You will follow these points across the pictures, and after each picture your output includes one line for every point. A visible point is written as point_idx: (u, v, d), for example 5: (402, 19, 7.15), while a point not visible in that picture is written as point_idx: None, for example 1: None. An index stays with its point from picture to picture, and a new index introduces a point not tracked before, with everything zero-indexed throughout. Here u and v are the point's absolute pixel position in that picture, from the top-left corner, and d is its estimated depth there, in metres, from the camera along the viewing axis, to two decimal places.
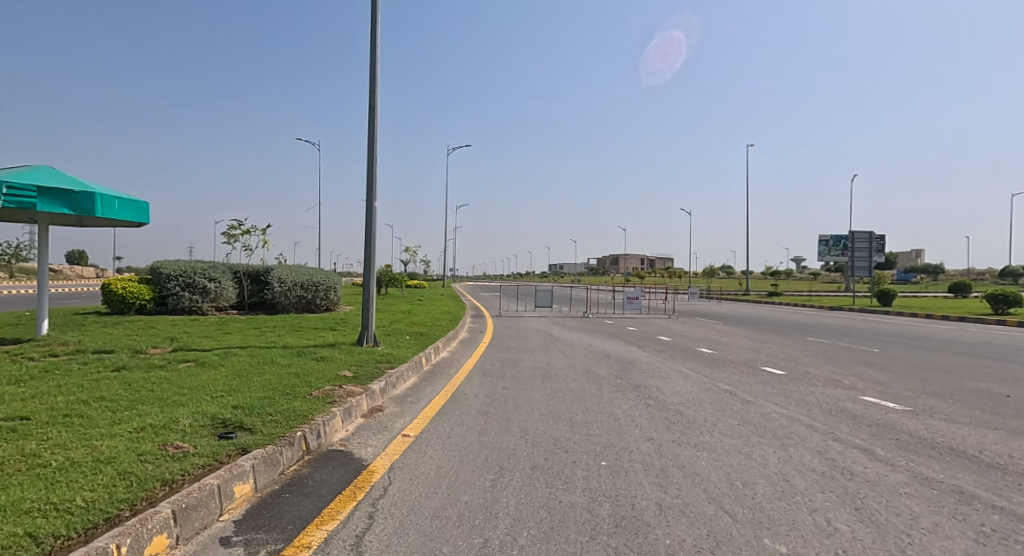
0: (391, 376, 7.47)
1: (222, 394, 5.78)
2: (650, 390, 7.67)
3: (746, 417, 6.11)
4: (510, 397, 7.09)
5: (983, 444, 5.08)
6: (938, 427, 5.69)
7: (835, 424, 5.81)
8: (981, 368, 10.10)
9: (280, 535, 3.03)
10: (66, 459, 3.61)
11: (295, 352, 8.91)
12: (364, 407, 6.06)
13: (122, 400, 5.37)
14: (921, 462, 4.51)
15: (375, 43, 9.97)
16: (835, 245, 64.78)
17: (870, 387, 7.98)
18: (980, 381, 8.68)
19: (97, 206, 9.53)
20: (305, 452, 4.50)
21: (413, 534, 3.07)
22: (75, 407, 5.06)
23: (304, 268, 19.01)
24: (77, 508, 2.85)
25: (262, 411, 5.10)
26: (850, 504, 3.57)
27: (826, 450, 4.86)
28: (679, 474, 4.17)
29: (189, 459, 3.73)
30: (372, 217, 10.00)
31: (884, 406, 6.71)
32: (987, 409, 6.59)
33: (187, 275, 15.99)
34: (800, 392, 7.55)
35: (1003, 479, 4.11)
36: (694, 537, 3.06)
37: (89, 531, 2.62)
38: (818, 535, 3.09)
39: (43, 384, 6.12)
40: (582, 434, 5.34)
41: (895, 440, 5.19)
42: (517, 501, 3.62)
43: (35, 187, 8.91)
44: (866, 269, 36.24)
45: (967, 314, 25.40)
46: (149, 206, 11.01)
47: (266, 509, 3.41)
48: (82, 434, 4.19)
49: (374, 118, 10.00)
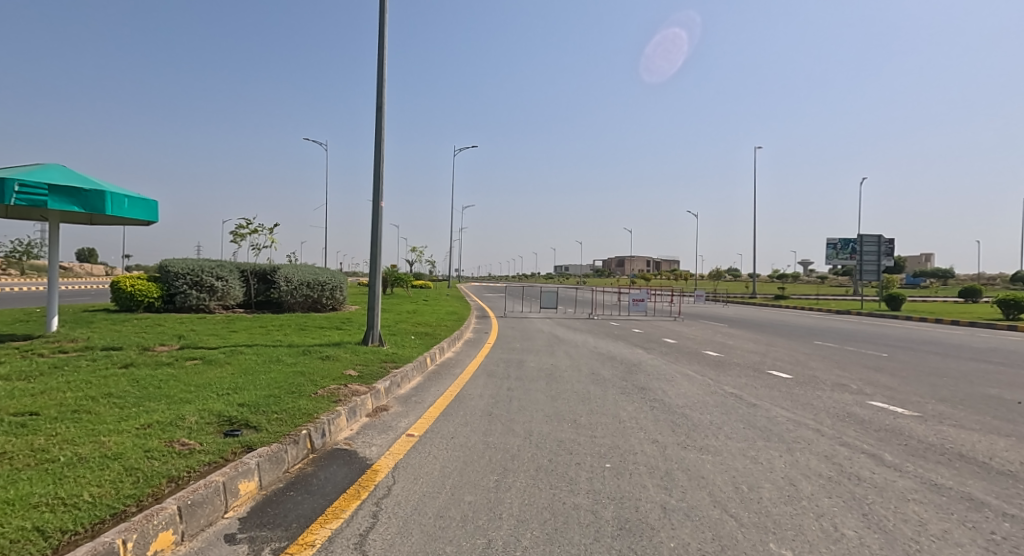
0: (396, 376, 7.50)
1: (227, 391, 5.80)
2: (655, 393, 7.65)
3: (752, 420, 6.07)
4: (515, 398, 7.08)
5: (993, 451, 5.03)
6: (947, 433, 5.62)
7: (842, 429, 5.77)
8: (992, 374, 9.97)
9: (283, 533, 3.03)
10: (73, 454, 3.64)
11: (300, 351, 8.95)
12: (369, 406, 6.07)
13: (130, 397, 5.41)
14: (929, 468, 4.46)
15: (382, 44, 10.01)
16: (844, 248, 64.45)
17: (879, 392, 7.90)
18: (992, 387, 8.55)
19: (107, 205, 9.61)
20: (310, 451, 4.52)
21: (417, 534, 3.07)
22: (84, 404, 5.10)
23: (311, 267, 19.04)
24: (84, 503, 2.87)
25: (268, 409, 5.12)
26: (858, 509, 3.54)
27: (834, 455, 4.82)
28: (684, 477, 4.16)
29: (195, 455, 3.75)
30: (378, 217, 10.03)
31: (892, 411, 6.65)
32: (998, 416, 6.50)
33: (195, 273, 16.08)
34: (807, 396, 7.48)
35: (1014, 486, 4.06)
36: (699, 541, 3.04)
37: (95, 527, 2.64)
38: (825, 541, 3.06)
39: (52, 380, 6.19)
40: (587, 436, 5.33)
41: (903, 446, 5.14)
42: (521, 502, 3.62)
43: (46, 186, 9.00)
44: (876, 273, 35.90)
45: (964, 314, 28.02)
46: (157, 205, 11.09)
47: (270, 507, 3.42)
48: (91, 430, 4.22)
49: (381, 118, 10.03)
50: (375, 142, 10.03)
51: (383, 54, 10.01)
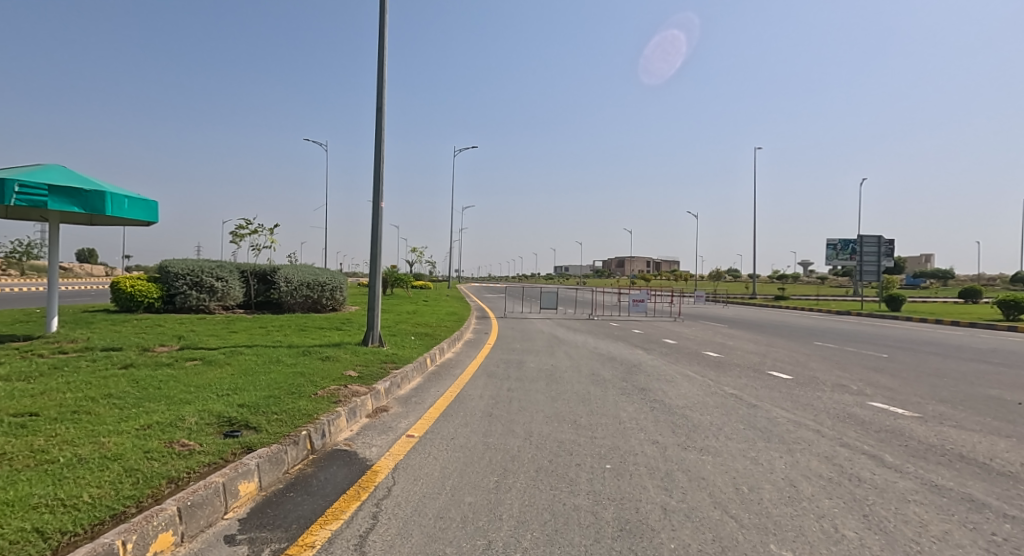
0: (396, 376, 7.50)
1: (227, 392, 5.80)
2: (656, 393, 7.65)
3: (752, 421, 6.07)
4: (515, 399, 7.08)
5: (994, 452, 5.03)
6: (948, 434, 5.62)
7: (842, 430, 5.77)
8: (993, 375, 9.95)
9: (283, 534, 3.03)
10: (73, 455, 3.64)
11: (300, 351, 8.95)
12: (369, 406, 6.07)
13: (130, 398, 5.41)
14: (930, 469, 4.46)
15: (382, 45, 10.02)
16: (844, 249, 64.44)
17: (879, 393, 7.89)
18: (992, 388, 8.54)
19: (107, 206, 9.61)
20: (310, 451, 4.52)
21: (417, 535, 3.07)
22: (83, 405, 5.10)
23: (311, 267, 19.04)
24: (84, 504, 2.86)
25: (268, 410, 5.12)
26: (858, 511, 3.54)
27: (834, 456, 4.81)
28: (684, 478, 4.16)
29: (195, 456, 3.75)
30: (378, 218, 10.04)
31: (892, 412, 6.66)
32: (998, 417, 6.50)
33: (195, 273, 16.08)
34: (808, 397, 7.47)
35: (1015, 487, 4.05)
36: (699, 542, 3.04)
37: (95, 527, 2.64)
38: (825, 542, 3.06)
39: (52, 381, 6.19)
40: (587, 437, 5.33)
41: (904, 447, 5.13)
42: (522, 502, 3.61)
43: (46, 187, 9.00)
44: (875, 273, 35.94)
45: (958, 315, 28.51)
46: (157, 206, 11.09)
47: (269, 508, 3.42)
48: (90, 431, 4.22)
49: (381, 119, 10.03)
50: (375, 143, 10.03)
51: (382, 55, 10.02)
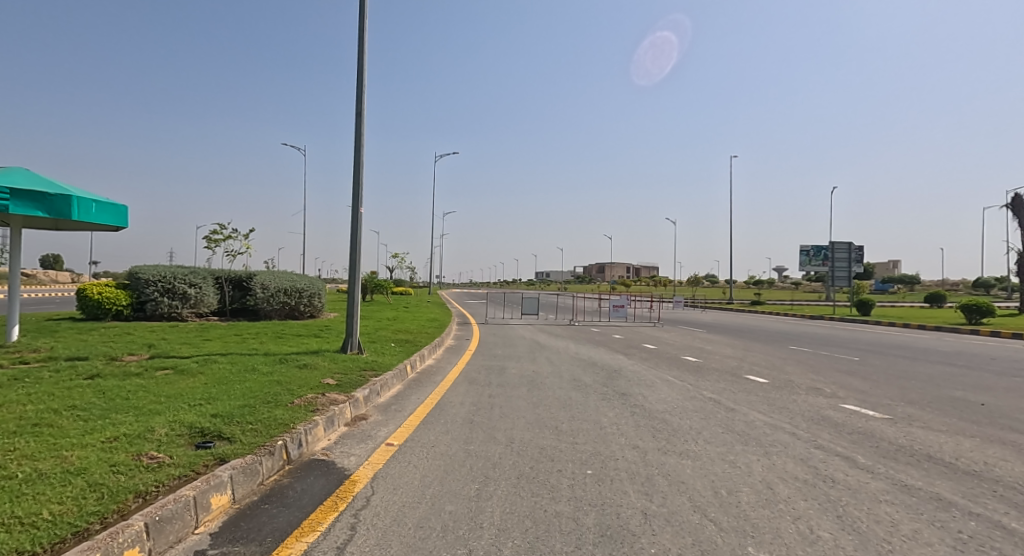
0: (375, 384, 7.36)
1: (201, 402, 5.63)
2: (635, 398, 7.65)
3: (730, 425, 6.12)
4: (496, 405, 7.03)
5: (960, 451, 5.15)
6: (916, 435, 5.74)
7: (817, 432, 5.86)
8: (958, 376, 10.24)
9: (257, 548, 2.93)
10: (33, 470, 3.48)
11: (277, 359, 8.74)
12: (348, 415, 5.96)
13: (95, 409, 5.21)
14: (900, 469, 4.53)
15: (362, 49, 9.93)
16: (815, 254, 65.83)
17: (852, 395, 8.02)
18: (959, 390, 8.76)
19: (74, 210, 9.33)
20: (285, 461, 4.39)
21: (396, 545, 2.99)
22: (45, 417, 4.89)
23: (289, 273, 18.74)
24: (44, 521, 2.73)
25: (242, 420, 4.98)
26: (833, 512, 3.57)
27: (809, 458, 4.87)
28: (664, 483, 4.15)
29: (164, 469, 3.61)
30: (358, 222, 9.91)
31: (866, 414, 6.77)
32: (964, 417, 6.65)
33: (168, 280, 15.70)
34: (783, 400, 7.57)
35: (980, 485, 4.15)
36: (678, 546, 3.02)
37: (56, 546, 2.51)
38: (802, 543, 3.07)
39: (12, 393, 5.92)
40: (568, 443, 5.31)
41: (875, 448, 5.22)
42: (503, 510, 3.56)
43: (9, 189, 8.67)
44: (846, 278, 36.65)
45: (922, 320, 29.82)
46: (127, 210, 10.80)
47: (243, 521, 3.30)
48: (52, 444, 4.04)
49: (361, 122, 9.93)
50: (355, 147, 9.92)
51: (364, 58, 9.93)
